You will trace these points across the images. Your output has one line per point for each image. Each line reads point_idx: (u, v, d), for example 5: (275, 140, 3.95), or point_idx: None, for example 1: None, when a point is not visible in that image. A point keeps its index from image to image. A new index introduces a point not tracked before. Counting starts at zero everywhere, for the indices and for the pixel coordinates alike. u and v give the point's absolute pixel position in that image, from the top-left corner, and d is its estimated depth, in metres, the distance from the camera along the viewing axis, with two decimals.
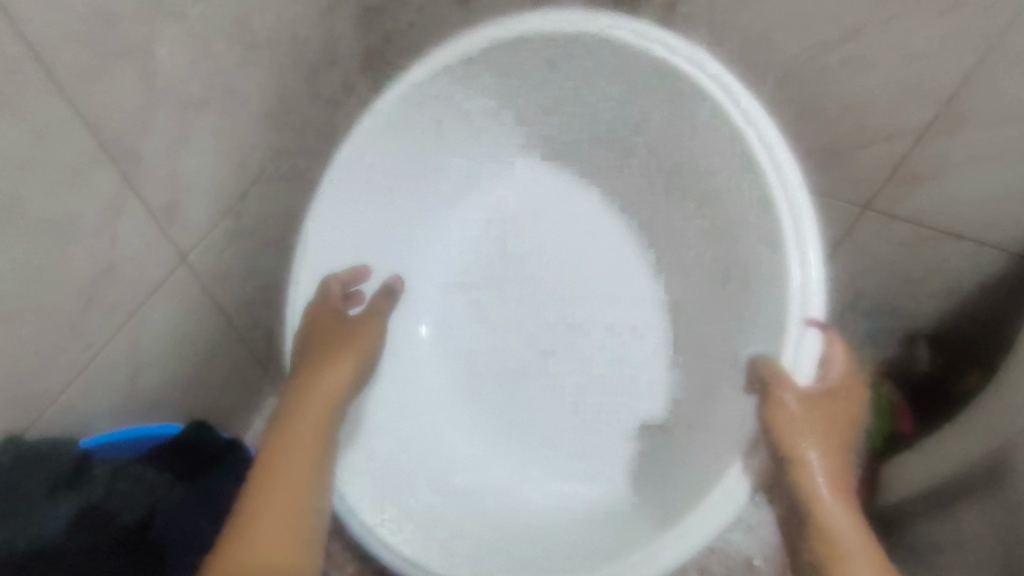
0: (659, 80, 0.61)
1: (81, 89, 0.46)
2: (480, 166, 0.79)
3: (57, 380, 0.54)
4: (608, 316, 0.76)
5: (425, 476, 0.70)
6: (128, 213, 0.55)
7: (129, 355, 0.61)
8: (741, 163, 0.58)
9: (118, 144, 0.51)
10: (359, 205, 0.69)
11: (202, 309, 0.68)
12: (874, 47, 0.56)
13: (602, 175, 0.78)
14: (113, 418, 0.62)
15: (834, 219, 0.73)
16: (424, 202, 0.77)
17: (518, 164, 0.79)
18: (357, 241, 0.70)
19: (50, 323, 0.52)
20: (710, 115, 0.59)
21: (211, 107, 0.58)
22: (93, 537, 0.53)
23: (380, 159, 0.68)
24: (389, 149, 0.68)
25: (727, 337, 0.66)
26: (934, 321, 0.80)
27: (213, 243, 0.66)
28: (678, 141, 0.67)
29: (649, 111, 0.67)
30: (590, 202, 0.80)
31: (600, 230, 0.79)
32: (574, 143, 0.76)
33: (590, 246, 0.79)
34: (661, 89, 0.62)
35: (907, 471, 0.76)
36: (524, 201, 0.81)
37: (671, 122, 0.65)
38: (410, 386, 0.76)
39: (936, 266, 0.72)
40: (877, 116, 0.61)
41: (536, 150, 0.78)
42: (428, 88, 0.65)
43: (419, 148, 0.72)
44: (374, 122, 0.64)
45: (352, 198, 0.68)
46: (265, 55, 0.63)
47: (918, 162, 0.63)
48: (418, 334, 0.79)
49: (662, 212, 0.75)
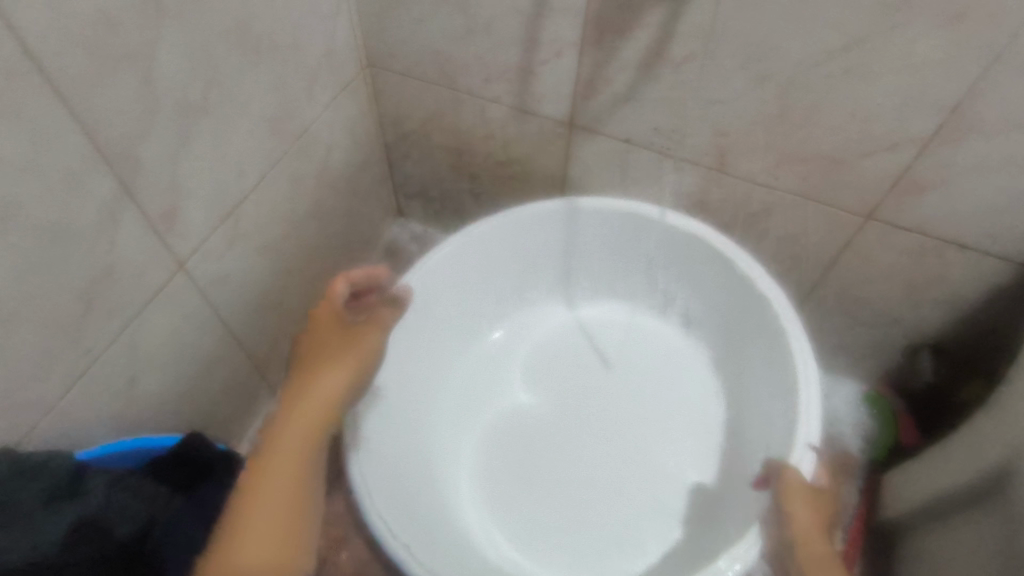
0: (688, 227, 0.77)
1: (80, 91, 0.46)
2: (537, 281, 0.91)
3: (52, 387, 0.53)
4: (635, 396, 0.84)
5: (427, 507, 0.72)
6: (126, 219, 0.54)
7: (126, 362, 0.60)
8: (753, 302, 0.75)
9: (117, 147, 0.50)
10: (430, 300, 0.80)
11: (200, 316, 0.67)
12: (879, 55, 0.56)
13: (636, 298, 0.91)
14: (110, 426, 0.61)
15: (836, 228, 0.73)
16: (483, 300, 0.88)
17: (561, 274, 0.90)
18: (427, 330, 0.81)
19: (46, 329, 0.51)
20: (721, 255, 0.76)
21: (211, 112, 0.58)
22: (96, 545, 0.51)
23: (450, 265, 0.80)
24: (462, 259, 0.81)
25: (739, 446, 0.77)
26: (939, 331, 0.79)
27: (213, 249, 0.65)
28: (700, 271, 0.81)
29: (678, 244, 0.80)
30: (621, 312, 0.91)
31: (629, 332, 0.89)
32: (611, 267, 0.90)
33: (620, 339, 0.89)
34: (689, 232, 0.78)
35: (906, 484, 0.78)
36: (565, 300, 0.92)
37: (689, 252, 0.80)
38: (428, 427, 0.80)
39: (938, 275, 0.72)
40: (881, 125, 0.61)
41: (577, 263, 0.89)
42: (504, 223, 0.81)
43: (486, 259, 0.84)
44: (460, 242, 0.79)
45: (430, 298, 0.80)
46: (265, 61, 0.62)
47: (921, 172, 0.63)
48: (446, 388, 0.84)
49: (676, 327, 0.88)
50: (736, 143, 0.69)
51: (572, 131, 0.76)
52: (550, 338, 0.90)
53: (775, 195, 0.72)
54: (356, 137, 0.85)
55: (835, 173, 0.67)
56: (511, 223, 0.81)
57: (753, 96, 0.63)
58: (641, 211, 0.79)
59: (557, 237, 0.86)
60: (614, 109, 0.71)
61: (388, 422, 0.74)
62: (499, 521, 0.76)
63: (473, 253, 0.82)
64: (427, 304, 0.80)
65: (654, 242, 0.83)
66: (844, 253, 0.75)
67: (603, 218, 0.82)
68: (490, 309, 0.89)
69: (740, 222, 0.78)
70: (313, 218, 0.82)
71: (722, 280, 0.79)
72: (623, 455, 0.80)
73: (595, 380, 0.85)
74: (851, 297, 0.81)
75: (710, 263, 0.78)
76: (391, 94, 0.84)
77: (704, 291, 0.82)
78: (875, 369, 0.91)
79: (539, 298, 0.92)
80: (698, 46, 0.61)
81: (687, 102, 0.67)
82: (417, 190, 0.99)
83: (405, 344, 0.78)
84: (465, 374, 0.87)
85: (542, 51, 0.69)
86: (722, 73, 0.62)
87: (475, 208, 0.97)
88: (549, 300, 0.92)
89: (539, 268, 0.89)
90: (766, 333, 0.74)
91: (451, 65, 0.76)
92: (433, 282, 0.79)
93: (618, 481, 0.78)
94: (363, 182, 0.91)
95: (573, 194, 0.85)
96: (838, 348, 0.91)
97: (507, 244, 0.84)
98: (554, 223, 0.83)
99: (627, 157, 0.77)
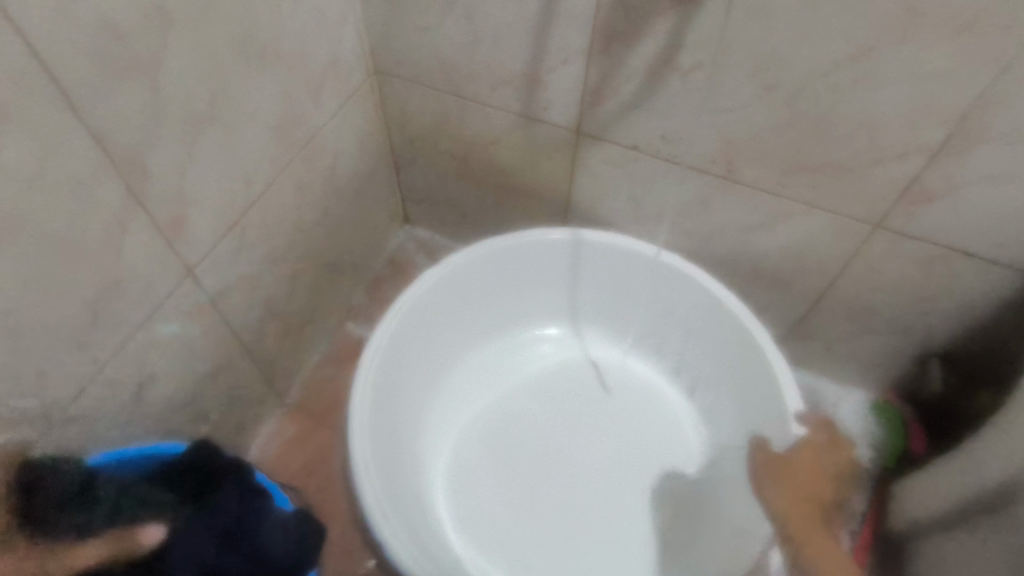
0: (679, 259, 0.79)
1: (90, 103, 0.46)
2: (530, 308, 0.92)
3: (62, 394, 0.54)
4: (628, 425, 0.85)
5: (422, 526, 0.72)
6: (134, 228, 0.54)
7: (135, 369, 0.60)
8: (740, 332, 0.77)
9: (126, 158, 0.51)
10: (428, 324, 0.81)
11: (208, 323, 0.68)
12: (886, 65, 0.56)
13: (624, 326, 0.91)
14: (117, 433, 0.62)
15: (845, 237, 0.72)
16: (477, 324, 0.88)
17: (556, 303, 0.92)
18: (421, 353, 0.82)
19: (56, 337, 0.51)
20: (709, 281, 0.78)
21: (219, 122, 0.58)
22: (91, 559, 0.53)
23: (451, 290, 0.81)
24: (460, 282, 0.82)
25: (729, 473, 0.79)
26: (947, 340, 0.79)
27: (220, 257, 0.66)
28: (688, 301, 0.82)
29: (667, 272, 0.81)
30: (615, 340, 0.92)
31: (623, 362, 0.91)
32: (601, 296, 0.90)
33: (614, 368, 0.90)
34: (682, 264, 0.79)
35: (913, 493, 0.77)
36: (558, 327, 0.93)
37: (682, 280, 0.80)
38: (420, 448, 0.80)
39: (947, 283, 0.72)
40: (889, 134, 0.61)
41: (572, 292, 0.90)
42: (504, 248, 0.82)
43: (484, 283, 0.85)
44: (461, 263, 0.80)
45: (427, 321, 0.81)
46: (273, 70, 0.62)
47: (929, 181, 0.63)
48: (439, 410, 0.85)
49: (667, 357, 0.89)
50: (743, 152, 0.68)
51: (579, 139, 0.76)
52: (545, 365, 0.90)
53: (783, 203, 0.72)
54: (363, 144, 0.85)
55: (843, 182, 0.67)
56: (511, 245, 0.82)
57: (760, 105, 0.63)
58: (639, 248, 0.81)
59: (552, 264, 0.87)
60: (621, 117, 0.71)
61: (389, 442, 0.74)
62: (502, 547, 0.76)
63: (473, 277, 0.83)
64: (426, 326, 0.81)
65: (643, 267, 0.83)
66: (852, 261, 0.75)
67: (599, 241, 0.83)
68: (483, 333, 0.90)
69: (748, 230, 0.77)
70: (319, 225, 0.82)
71: (712, 313, 0.80)
72: (619, 476, 0.81)
73: (590, 410, 0.86)
74: (859, 305, 0.80)
75: (698, 294, 0.80)
76: (397, 102, 0.84)
77: (695, 324, 0.83)
78: (883, 378, 0.91)
79: (535, 323, 0.93)
80: (705, 55, 0.61)
81: (694, 111, 0.67)
82: (424, 197, 0.99)
83: (404, 368, 0.78)
84: (458, 397, 0.86)
85: (549, 60, 0.69)
86: (729, 82, 0.62)
87: (482, 214, 0.97)
88: (544, 325, 0.93)
89: (535, 293, 0.90)
90: (757, 366, 0.75)
91: (458, 73, 0.76)
92: (430, 304, 0.80)
93: (615, 502, 0.79)
94: (370, 189, 0.91)
95: (579, 202, 0.85)
96: (846, 357, 0.90)
97: (506, 269, 0.85)
98: (551, 249, 0.84)
99: (634, 165, 0.76)
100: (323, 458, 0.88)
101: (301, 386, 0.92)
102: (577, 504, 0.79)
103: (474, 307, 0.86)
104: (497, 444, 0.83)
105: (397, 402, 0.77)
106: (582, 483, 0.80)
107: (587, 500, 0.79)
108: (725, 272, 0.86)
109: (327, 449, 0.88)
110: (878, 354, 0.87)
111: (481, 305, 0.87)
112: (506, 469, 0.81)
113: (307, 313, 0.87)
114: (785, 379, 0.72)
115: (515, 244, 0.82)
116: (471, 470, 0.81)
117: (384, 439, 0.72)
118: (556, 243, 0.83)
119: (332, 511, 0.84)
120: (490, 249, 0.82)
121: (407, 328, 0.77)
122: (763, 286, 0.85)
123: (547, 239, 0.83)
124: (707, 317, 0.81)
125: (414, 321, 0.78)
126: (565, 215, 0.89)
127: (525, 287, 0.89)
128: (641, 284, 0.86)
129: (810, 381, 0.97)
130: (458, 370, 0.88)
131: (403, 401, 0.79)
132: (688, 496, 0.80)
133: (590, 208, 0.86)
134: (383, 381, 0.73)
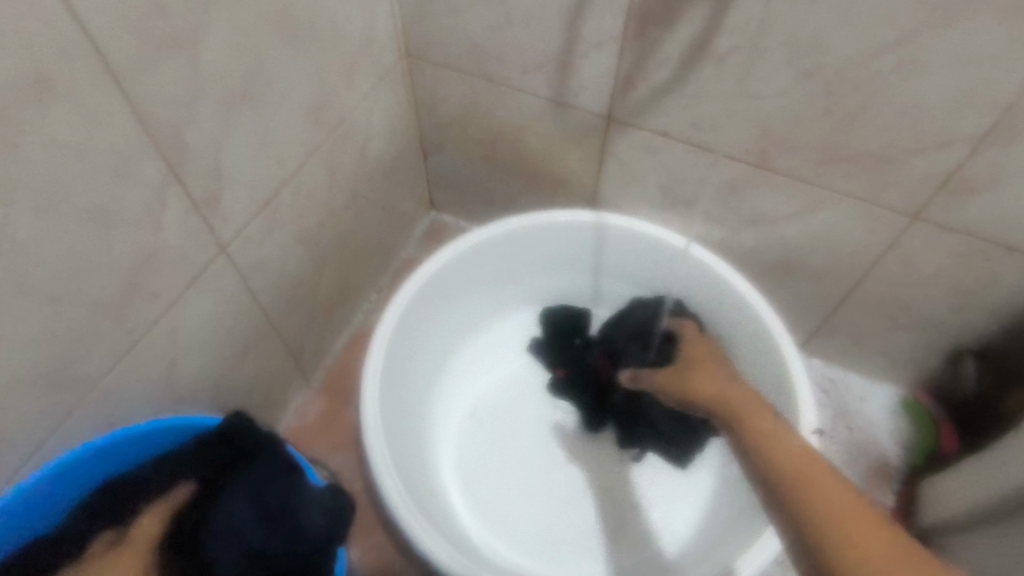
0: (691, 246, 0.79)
1: (134, 79, 0.47)
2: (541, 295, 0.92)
3: (101, 365, 0.55)
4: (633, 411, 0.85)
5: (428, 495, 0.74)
6: (171, 203, 0.55)
7: (170, 342, 0.61)
8: (752, 321, 0.76)
9: (166, 134, 0.52)
10: (437, 307, 0.81)
11: (240, 300, 0.69)
12: (928, 52, 0.54)
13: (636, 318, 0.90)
14: (150, 406, 0.63)
15: (881, 227, 0.71)
16: (487, 309, 0.89)
17: (566, 290, 0.92)
18: (433, 336, 0.82)
19: (97, 308, 0.52)
20: (719, 268, 0.78)
21: (255, 99, 0.59)
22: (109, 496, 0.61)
23: (462, 270, 0.81)
24: (473, 263, 0.82)
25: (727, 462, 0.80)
26: (982, 338, 0.77)
27: (253, 236, 0.67)
28: (700, 285, 0.82)
29: (678, 257, 0.81)
30: None
31: None
32: (613, 285, 0.90)
33: None
34: (694, 250, 0.79)
35: (948, 492, 0.76)
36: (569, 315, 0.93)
37: (693, 263, 0.80)
38: (430, 429, 0.82)
39: (987, 277, 0.70)
40: (932, 123, 0.59)
41: (585, 278, 0.90)
42: (517, 232, 0.82)
43: (495, 267, 0.85)
44: (475, 246, 0.80)
45: (439, 304, 0.81)
46: (307, 50, 0.63)
47: (972, 171, 0.61)
48: (447, 391, 0.86)
49: None
50: (779, 140, 0.67)
51: (609, 125, 0.76)
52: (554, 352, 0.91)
53: (817, 192, 0.70)
54: (394, 128, 0.85)
55: (882, 171, 0.65)
56: (523, 230, 0.82)
57: (798, 91, 0.62)
58: (666, 237, 0.80)
59: (566, 251, 0.86)
60: (653, 103, 0.71)
61: (402, 422, 0.75)
62: (502, 526, 0.78)
63: (485, 258, 0.83)
64: (438, 309, 0.81)
65: (655, 253, 0.83)
66: (888, 253, 0.73)
67: (610, 223, 0.82)
68: (485, 323, 0.90)
69: (780, 219, 0.76)
70: (350, 208, 0.83)
71: (724, 302, 0.79)
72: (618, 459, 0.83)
73: None
74: (892, 299, 0.79)
75: (710, 281, 0.80)
76: (427, 86, 0.84)
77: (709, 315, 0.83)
78: (916, 377, 0.89)
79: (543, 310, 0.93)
80: (743, 39, 0.60)
81: (730, 96, 0.65)
82: (451, 182, 0.99)
83: (415, 352, 0.79)
84: (463, 381, 0.87)
85: (581, 43, 0.69)
86: (767, 68, 0.61)
87: (510, 201, 0.97)
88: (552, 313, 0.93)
89: (544, 277, 0.90)
90: (765, 354, 0.75)
91: (489, 55, 0.75)
92: (445, 286, 0.80)
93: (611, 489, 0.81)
94: (399, 174, 0.92)
95: (607, 189, 0.85)
96: (876, 352, 0.89)
97: (521, 252, 0.85)
98: (566, 234, 0.84)
99: (664, 152, 0.76)
100: (348, 438, 0.89)
101: (327, 369, 0.93)
102: (563, 491, 0.80)
103: (484, 293, 0.87)
104: (499, 433, 0.84)
105: (407, 383, 0.77)
106: (569, 471, 0.82)
107: (588, 478, 0.81)
108: (754, 264, 0.85)
109: (352, 432, 0.89)
110: (909, 350, 0.85)
111: (492, 289, 0.88)
112: (504, 451, 0.83)
113: (335, 294, 0.88)
114: (795, 358, 0.71)
115: (527, 229, 0.82)
116: (476, 454, 0.83)
117: (394, 422, 0.72)
118: (571, 228, 0.83)
119: (357, 487, 0.85)
120: (503, 233, 0.81)
121: (420, 310, 0.78)
122: (792, 279, 0.84)
123: (561, 224, 0.83)
124: (719, 305, 0.81)
125: (427, 299, 0.78)
126: (593, 202, 0.89)
127: (537, 273, 0.89)
128: (653, 270, 0.85)
129: (837, 374, 0.96)
130: (466, 354, 0.89)
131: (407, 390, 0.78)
132: (683, 487, 0.80)
133: (618, 195, 0.86)
134: (394, 361, 0.73)
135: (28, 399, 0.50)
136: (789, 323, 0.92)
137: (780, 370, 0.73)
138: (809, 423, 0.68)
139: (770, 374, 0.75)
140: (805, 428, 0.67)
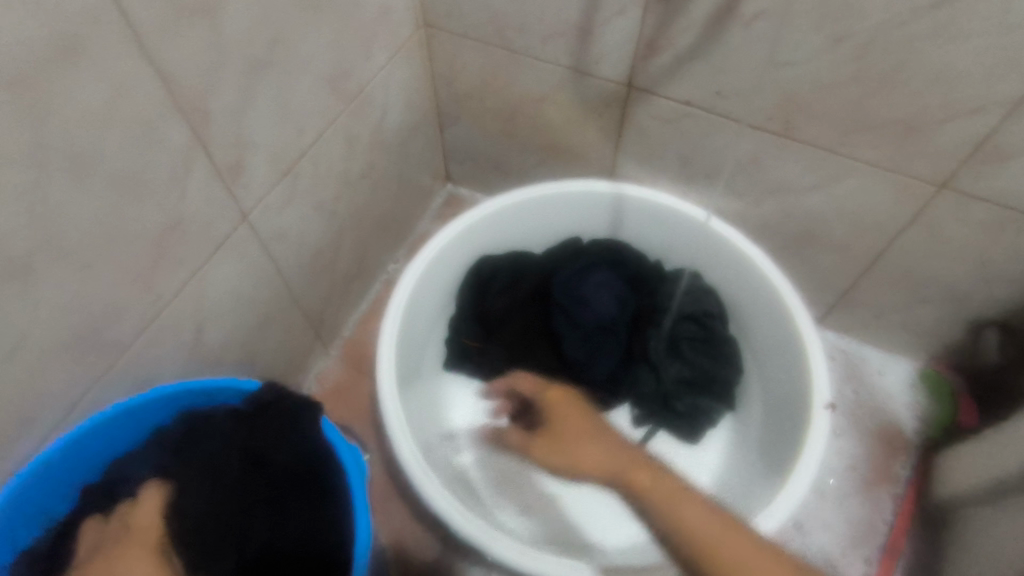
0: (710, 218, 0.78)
1: (162, 43, 0.47)
2: None
3: (131, 329, 0.56)
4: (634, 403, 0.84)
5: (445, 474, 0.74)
6: (196, 171, 0.55)
7: (194, 310, 0.62)
8: (764, 290, 0.76)
9: (191, 101, 0.52)
10: (440, 286, 0.82)
11: (262, 268, 0.70)
12: (965, 13, 0.53)
13: None
14: (176, 370, 0.64)
15: (906, 198, 0.70)
16: None
17: None
18: (434, 313, 0.83)
19: (125, 274, 0.53)
20: (731, 237, 0.77)
21: (276, 66, 0.59)
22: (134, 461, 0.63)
23: (474, 243, 0.83)
24: (480, 238, 0.83)
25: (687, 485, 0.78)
26: (1005, 312, 0.77)
27: (274, 206, 0.67)
28: (713, 255, 0.81)
29: (692, 227, 0.81)
30: None
31: None
32: None
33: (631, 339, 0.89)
34: (710, 219, 0.78)
35: (965, 466, 0.77)
36: None
37: (708, 230, 0.79)
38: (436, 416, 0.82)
39: (1014, 248, 0.69)
40: (965, 89, 0.58)
41: None
42: (528, 202, 0.82)
43: (505, 239, 0.86)
44: (485, 218, 0.81)
45: (443, 275, 0.81)
46: (327, 17, 0.62)
47: (1004, 138, 0.60)
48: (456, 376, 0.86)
49: None
50: (804, 108, 0.66)
51: (630, 94, 0.75)
52: None
53: (842, 162, 0.69)
54: (412, 100, 0.85)
55: (909, 140, 0.64)
56: (532, 198, 0.82)
57: (828, 57, 0.61)
58: (687, 210, 0.79)
59: (578, 223, 0.87)
60: (675, 71, 0.69)
61: (410, 400, 0.76)
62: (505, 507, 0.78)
63: (493, 230, 0.83)
64: (441, 280, 0.82)
65: (670, 222, 0.82)
66: (912, 224, 0.72)
67: (623, 191, 0.81)
68: None
69: (802, 191, 0.75)
70: (367, 179, 0.83)
71: (738, 272, 0.79)
72: None
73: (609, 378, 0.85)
74: (914, 270, 0.78)
75: (724, 251, 0.79)
76: (445, 56, 0.83)
77: (723, 284, 0.83)
78: (938, 350, 0.89)
79: None
80: (771, 4, 0.59)
81: (755, 63, 0.64)
82: (468, 155, 0.99)
83: (417, 333, 0.79)
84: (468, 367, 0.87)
85: (603, 10, 0.67)
86: (796, 32, 0.60)
87: (526, 172, 0.97)
88: None
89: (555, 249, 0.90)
90: (778, 324, 0.76)
91: (508, 24, 0.75)
92: (450, 259, 0.81)
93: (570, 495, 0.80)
94: (417, 146, 0.92)
95: (626, 160, 0.84)
96: (895, 325, 0.88)
97: (534, 225, 0.86)
98: (579, 203, 0.84)
99: (684, 122, 0.75)
100: (366, 408, 0.90)
101: (345, 339, 0.94)
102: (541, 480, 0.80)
103: None
104: None
105: (414, 362, 0.79)
106: None
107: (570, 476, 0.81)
108: (772, 237, 0.84)
109: (367, 404, 0.90)
110: (930, 323, 0.85)
111: None
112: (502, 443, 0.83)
113: (353, 265, 0.89)
114: (807, 323, 0.71)
115: (536, 198, 0.82)
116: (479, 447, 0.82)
117: (405, 402, 0.73)
118: (585, 195, 0.82)
119: (376, 457, 0.87)
120: (510, 202, 0.81)
121: (426, 282, 0.78)
122: (811, 250, 0.83)
123: (570, 194, 0.82)
124: (734, 274, 0.80)
125: (434, 275, 0.79)
126: (611, 175, 0.89)
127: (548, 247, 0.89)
128: (669, 239, 0.85)
129: (849, 347, 0.95)
130: None
131: (416, 371, 0.80)
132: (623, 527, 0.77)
133: (636, 167, 0.85)
134: (405, 335, 0.74)
135: (65, 363, 0.52)
136: (807, 296, 0.91)
137: (793, 337, 0.73)
138: (822, 397, 0.68)
139: (784, 347, 0.75)
140: (820, 400, 0.68)
